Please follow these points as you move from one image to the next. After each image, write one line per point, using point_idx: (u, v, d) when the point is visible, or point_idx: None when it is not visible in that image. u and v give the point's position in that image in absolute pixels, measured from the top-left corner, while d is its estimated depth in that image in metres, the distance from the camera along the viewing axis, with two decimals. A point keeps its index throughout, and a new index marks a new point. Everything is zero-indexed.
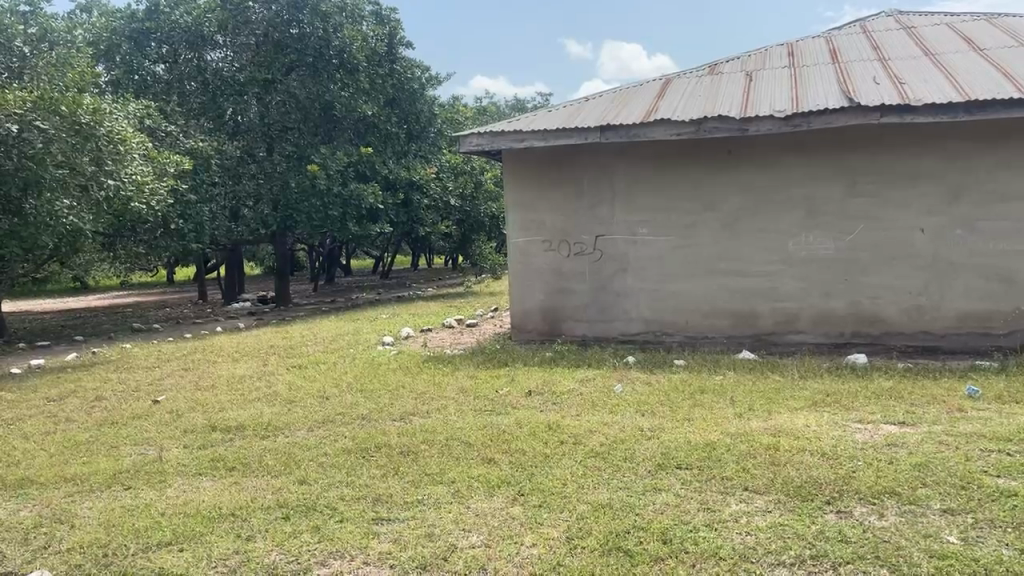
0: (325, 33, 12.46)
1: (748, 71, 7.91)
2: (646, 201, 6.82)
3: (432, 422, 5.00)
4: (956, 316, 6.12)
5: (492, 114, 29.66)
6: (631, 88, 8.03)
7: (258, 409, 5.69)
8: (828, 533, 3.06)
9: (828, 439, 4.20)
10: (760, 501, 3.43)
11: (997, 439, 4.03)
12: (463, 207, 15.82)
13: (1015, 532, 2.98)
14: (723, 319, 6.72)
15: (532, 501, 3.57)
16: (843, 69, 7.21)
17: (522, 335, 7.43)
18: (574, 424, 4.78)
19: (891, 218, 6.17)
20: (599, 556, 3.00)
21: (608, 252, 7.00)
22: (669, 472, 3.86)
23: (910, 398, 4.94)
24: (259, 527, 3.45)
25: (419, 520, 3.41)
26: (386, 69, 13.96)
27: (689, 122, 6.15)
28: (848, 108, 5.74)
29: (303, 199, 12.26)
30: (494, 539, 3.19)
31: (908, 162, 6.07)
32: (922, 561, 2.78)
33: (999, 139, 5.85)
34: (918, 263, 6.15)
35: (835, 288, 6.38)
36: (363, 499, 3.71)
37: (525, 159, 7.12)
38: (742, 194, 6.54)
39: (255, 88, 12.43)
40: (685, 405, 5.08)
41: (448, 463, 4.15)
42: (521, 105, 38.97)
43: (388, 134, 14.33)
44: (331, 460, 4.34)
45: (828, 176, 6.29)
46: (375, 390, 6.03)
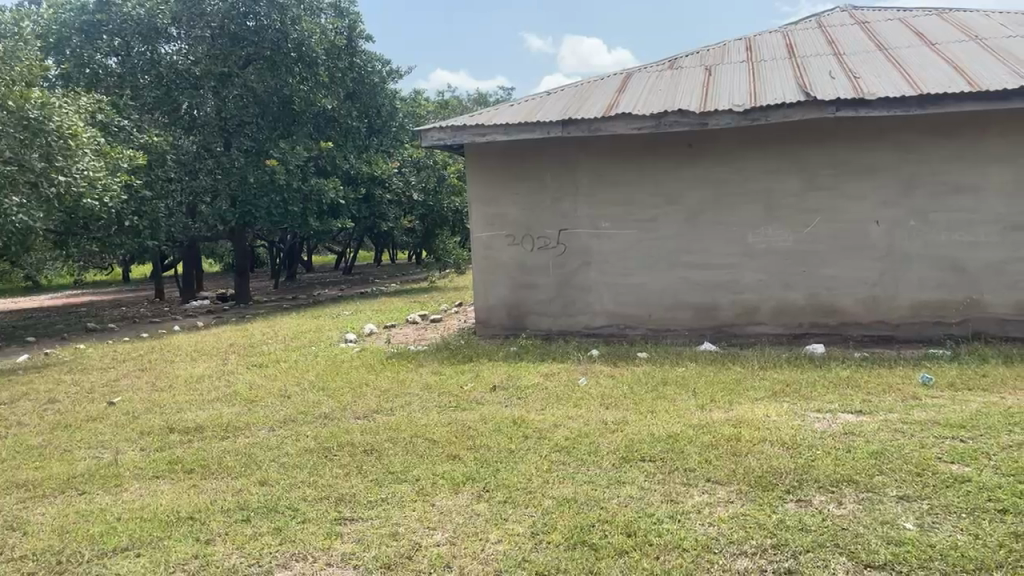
0: (283, 25, 12.24)
1: (707, 65, 7.97)
2: (608, 195, 6.83)
3: (395, 419, 4.95)
4: (910, 306, 6.24)
5: (454, 108, 29.61)
6: (593, 83, 8.03)
7: (216, 409, 5.57)
8: (788, 522, 3.08)
9: (787, 428, 4.26)
10: (722, 492, 3.46)
11: (950, 426, 4.11)
12: (425, 202, 16.07)
13: (969, 518, 3.04)
14: (684, 311, 6.77)
15: (498, 497, 3.55)
16: (800, 64, 7.29)
17: (486, 330, 7.40)
18: (539, 418, 4.77)
19: (848, 211, 6.27)
20: (564, 550, 2.99)
21: (572, 245, 6.99)
22: (633, 465, 3.86)
23: (868, 387, 5.02)
24: (220, 530, 3.37)
25: (383, 519, 3.37)
26: (346, 62, 13.78)
27: (649, 115, 6.17)
28: (805, 102, 5.80)
29: (262, 194, 12.12)
30: (459, 536, 3.16)
31: (864, 155, 6.16)
32: (880, 549, 2.82)
33: (951, 131, 5.96)
34: (874, 254, 6.26)
35: (794, 279, 6.46)
36: (326, 499, 3.65)
37: (487, 152, 7.07)
38: (703, 187, 6.58)
39: (211, 82, 12.09)
40: (648, 397, 5.11)
41: (412, 460, 4.11)
42: (483, 100, 39.03)
43: (348, 128, 14.15)
44: (293, 460, 4.26)
45: (786, 169, 6.36)
46: (337, 387, 5.96)
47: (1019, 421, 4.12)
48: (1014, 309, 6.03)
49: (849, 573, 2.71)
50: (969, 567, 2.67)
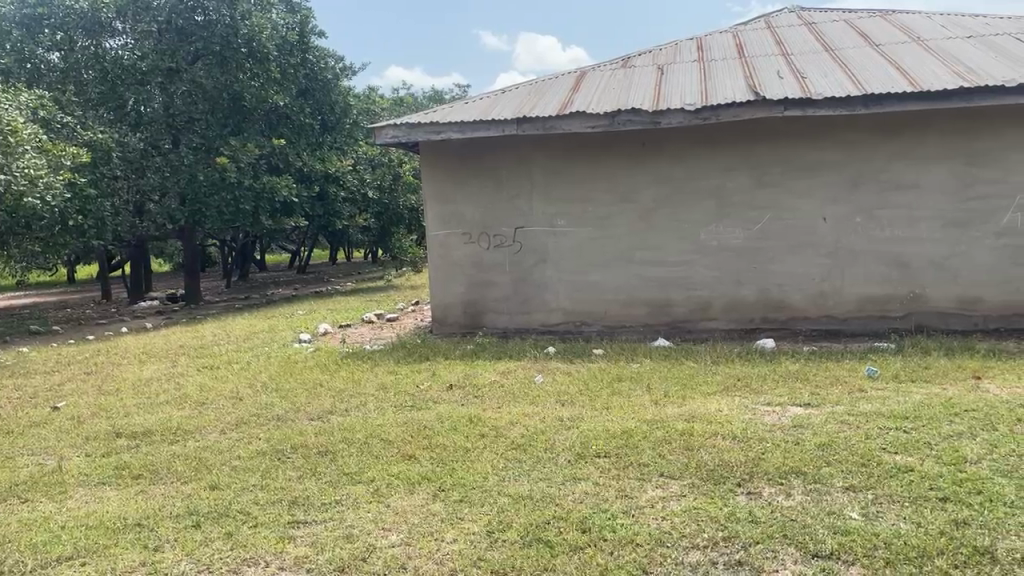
0: (232, 21, 12.05)
1: (659, 64, 8.06)
2: (564, 192, 6.86)
3: (350, 420, 4.91)
4: (856, 301, 6.41)
5: (409, 106, 29.48)
6: (547, 81, 8.05)
7: (166, 412, 5.46)
8: (739, 514, 3.15)
9: (739, 422, 4.34)
10: (675, 486, 3.52)
11: (893, 417, 4.24)
12: (382, 199, 16.20)
13: (912, 506, 3.13)
14: (639, 307, 6.85)
15: (453, 496, 3.54)
16: (750, 64, 7.42)
17: (443, 329, 7.39)
18: (495, 416, 4.78)
19: (796, 208, 6.41)
20: (520, 548, 3.00)
21: (528, 243, 7.02)
22: (588, 461, 3.90)
23: (816, 380, 5.14)
24: (168, 536, 3.31)
25: (337, 522, 3.34)
26: (297, 58, 13.60)
27: (603, 114, 6.21)
28: (754, 101, 5.90)
29: (213, 192, 11.82)
30: (414, 537, 3.15)
31: (811, 153, 6.30)
32: (827, 538, 2.90)
33: (895, 129, 6.12)
34: (821, 251, 6.41)
35: (745, 275, 6.59)
36: (278, 502, 3.61)
37: (442, 150, 7.04)
38: (656, 185, 6.66)
39: (159, 77, 11.71)
40: (604, 394, 5.16)
41: (367, 461, 4.08)
42: (439, 96, 38.92)
43: (301, 125, 13.98)
44: (245, 464, 4.19)
45: (737, 166, 6.47)
46: (291, 389, 5.89)
47: (959, 412, 4.27)
48: (954, 302, 6.24)
49: (796, 563, 2.78)
50: (910, 554, 2.75)
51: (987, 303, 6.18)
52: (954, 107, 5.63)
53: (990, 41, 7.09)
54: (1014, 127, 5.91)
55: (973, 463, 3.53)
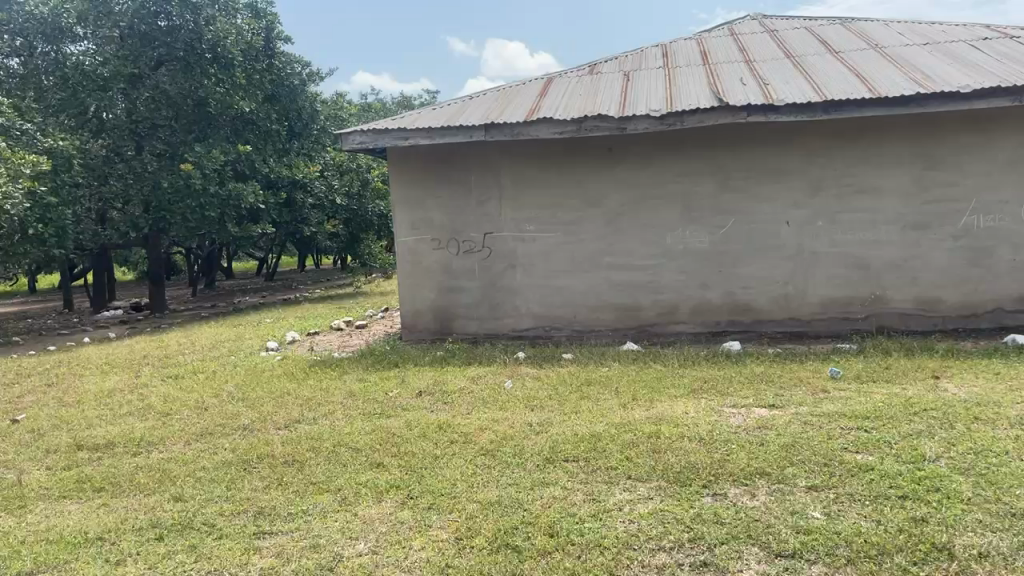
0: (197, 25, 11.93)
1: (626, 71, 8.15)
2: (532, 198, 6.90)
3: (317, 429, 4.88)
4: (819, 303, 6.54)
5: (377, 112, 29.45)
6: (514, 87, 8.09)
7: (128, 424, 5.38)
8: (705, 516, 3.20)
9: (705, 424, 4.40)
10: (642, 488, 3.55)
11: (855, 416, 4.33)
12: (349, 206, 15.95)
13: (871, 505, 3.20)
14: (607, 312, 6.91)
15: (421, 503, 3.54)
16: (714, 70, 7.52)
17: (413, 335, 7.38)
18: (465, 422, 4.79)
19: (760, 213, 6.52)
20: (488, 554, 3.01)
21: (497, 248, 7.04)
22: (557, 465, 3.92)
23: (781, 381, 5.23)
24: (131, 550, 3.27)
25: (304, 532, 3.32)
26: (263, 63, 13.50)
27: (570, 120, 6.25)
28: (718, 107, 5.98)
29: (177, 200, 11.58)
30: (382, 545, 3.15)
31: (774, 158, 6.42)
32: (790, 538, 2.95)
33: (855, 135, 6.26)
34: (785, 254, 6.52)
35: (710, 279, 6.68)
36: (243, 513, 3.57)
37: (410, 156, 7.04)
38: (623, 191, 6.72)
39: (121, 83, 11.44)
40: (573, 398, 5.19)
41: (334, 470, 4.06)
42: (407, 102, 38.96)
43: (268, 131, 13.88)
44: (210, 474, 4.15)
45: (702, 171, 6.56)
46: (258, 398, 5.83)
47: (918, 411, 4.37)
48: (914, 304, 6.39)
49: (760, 563, 2.83)
50: (870, 552, 2.81)
51: (946, 304, 6.33)
52: (911, 111, 5.77)
53: (945, 48, 7.27)
54: (969, 131, 6.07)
55: (931, 461, 3.62)
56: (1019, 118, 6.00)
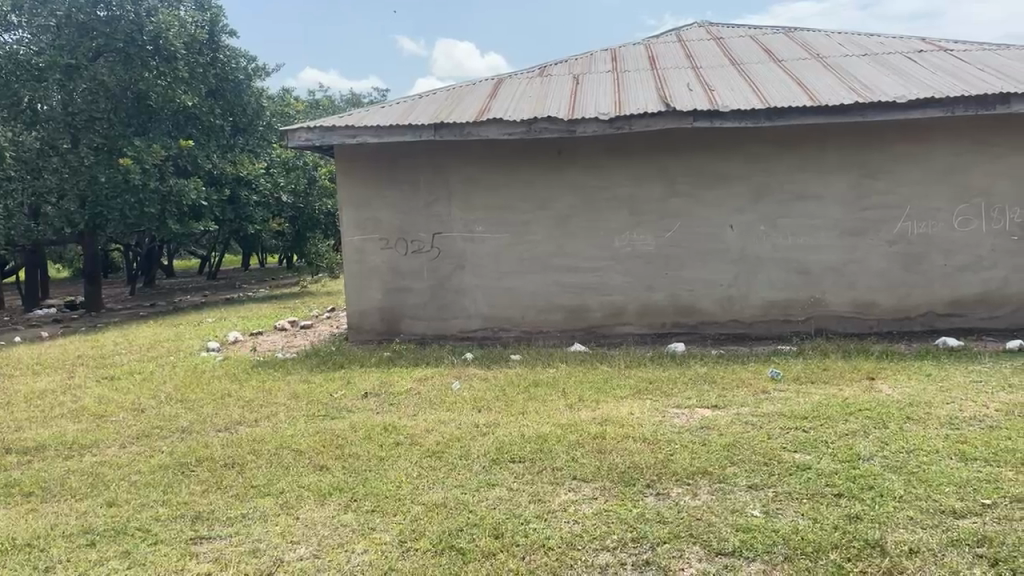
0: (137, 17, 11.59)
1: (576, 74, 8.20)
2: (481, 199, 6.88)
3: (259, 431, 4.77)
4: (761, 306, 6.67)
5: (326, 108, 29.01)
6: (463, 88, 8.05)
7: (59, 427, 5.18)
8: (648, 515, 3.22)
9: (649, 424, 4.45)
10: (587, 489, 3.57)
11: (794, 417, 4.43)
12: (295, 204, 15.96)
13: (808, 503, 3.27)
14: (555, 313, 6.94)
15: (365, 506, 3.49)
16: (661, 76, 7.62)
17: (359, 335, 7.29)
18: (411, 424, 4.74)
19: (705, 217, 6.62)
20: (431, 557, 2.98)
21: (446, 249, 7.00)
22: (503, 466, 3.91)
23: (723, 382, 5.32)
24: (60, 557, 3.15)
25: (243, 536, 3.24)
26: (207, 58, 13.19)
27: (520, 122, 6.25)
28: (665, 112, 6.06)
29: (115, 195, 11.23)
30: (324, 549, 3.09)
31: (719, 163, 6.53)
32: (730, 536, 3.00)
33: (797, 142, 6.41)
34: (728, 257, 6.64)
35: (656, 281, 6.76)
36: (180, 518, 3.47)
37: (358, 154, 6.94)
38: (572, 193, 6.75)
39: (57, 74, 11.04)
40: (520, 399, 5.20)
41: (276, 473, 3.98)
42: (356, 99, 38.54)
43: (211, 126, 13.56)
44: (145, 479, 4.02)
45: (649, 176, 6.63)
46: (197, 399, 5.68)
47: (854, 411, 4.49)
48: (851, 307, 6.57)
49: (701, 561, 2.86)
50: (807, 549, 2.87)
51: (881, 307, 6.53)
52: (850, 120, 5.93)
53: (883, 60, 7.50)
54: (904, 141, 6.27)
55: (865, 460, 3.72)
56: (950, 129, 6.21)
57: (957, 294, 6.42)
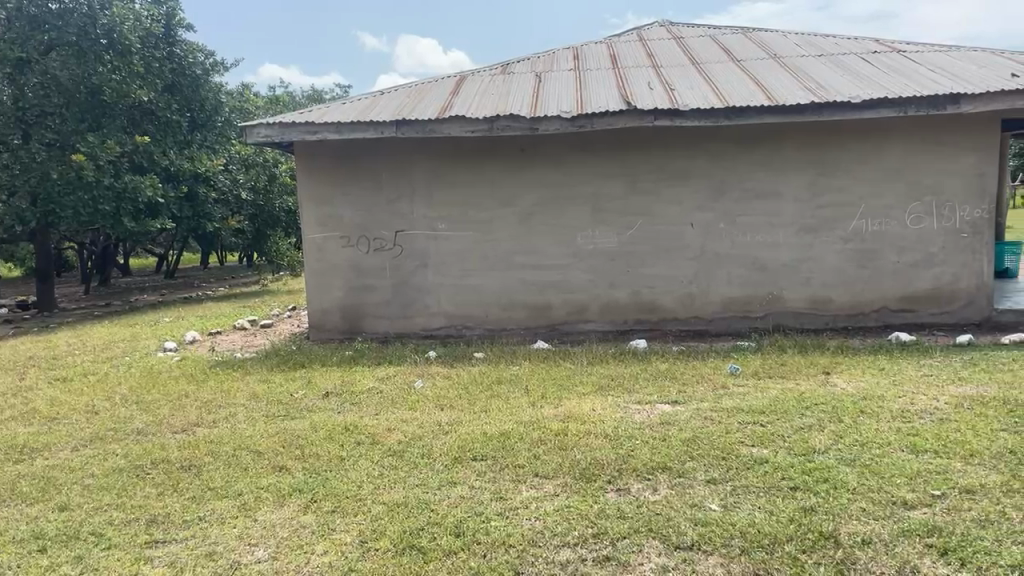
0: (91, 10, 11.29)
1: (537, 72, 8.22)
2: (443, 196, 6.85)
3: (217, 432, 4.69)
4: (721, 302, 6.76)
5: (286, 104, 28.64)
6: (425, 85, 8.01)
7: (9, 430, 5.04)
8: (608, 511, 3.24)
9: (611, 420, 4.48)
10: (549, 486, 3.58)
11: (752, 411, 4.50)
12: (255, 201, 15.74)
13: (765, 496, 3.33)
14: (517, 310, 6.96)
15: (325, 507, 3.46)
16: (622, 74, 7.67)
17: (321, 334, 7.22)
18: (372, 423, 4.71)
19: (666, 214, 6.68)
20: (392, 556, 2.97)
21: (409, 247, 6.97)
22: (464, 464, 3.91)
23: (683, 378, 5.39)
24: (10, 563, 3.07)
25: (199, 539, 3.19)
26: (163, 52, 12.96)
27: (482, 119, 6.24)
28: (627, 111, 6.09)
29: (68, 191, 10.96)
30: (282, 551, 3.06)
31: (680, 161, 6.59)
32: (688, 530, 3.04)
33: (756, 140, 6.50)
34: (688, 255, 6.72)
35: (618, 279, 6.81)
36: (135, 522, 3.41)
37: (319, 151, 6.86)
38: (534, 191, 6.77)
39: (6, 67, 10.77)
40: (482, 396, 5.20)
41: (234, 474, 3.93)
42: (318, 96, 38.12)
43: (168, 122, 13.25)
44: (97, 482, 3.93)
45: (611, 174, 6.67)
46: (153, 401, 5.57)
47: (809, 405, 4.58)
48: (808, 303, 6.69)
49: (660, 555, 2.89)
50: (763, 542, 2.92)
51: (837, 303, 6.66)
52: (806, 119, 6.03)
53: (838, 60, 7.64)
54: (859, 140, 6.40)
55: (820, 453, 3.79)
56: (903, 129, 6.35)
57: (909, 290, 6.58)
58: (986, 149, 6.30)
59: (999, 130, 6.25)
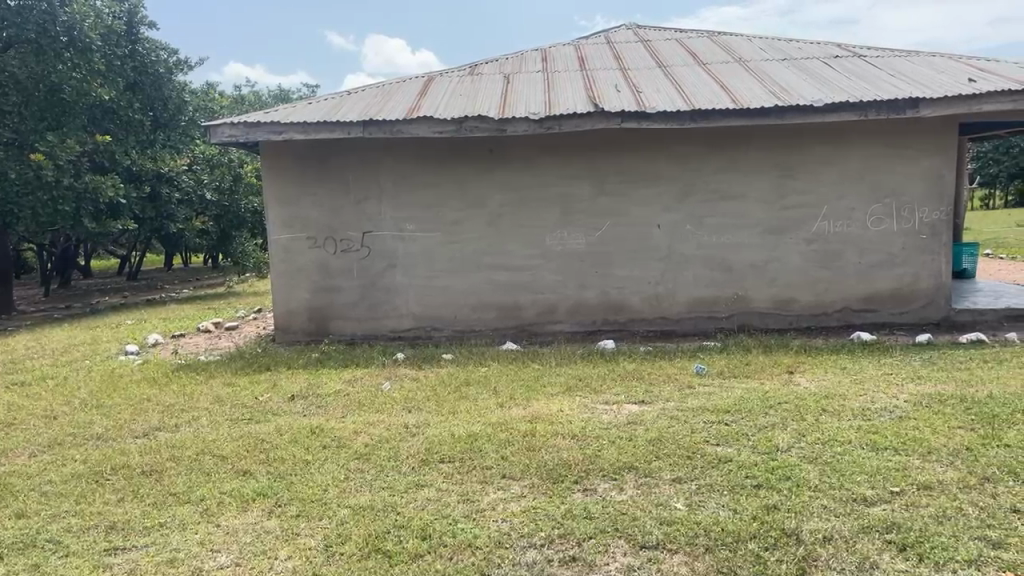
0: (50, 7, 10.98)
1: (506, 73, 8.22)
2: (411, 197, 6.82)
3: (180, 437, 4.62)
4: (688, 303, 6.82)
5: (252, 104, 28.26)
6: (393, 85, 7.97)
7: None
8: (574, 511, 3.25)
9: (579, 421, 4.50)
10: (517, 487, 3.58)
11: (718, 410, 4.54)
12: (220, 202, 15.50)
13: (730, 495, 3.36)
14: (486, 311, 6.95)
15: (290, 511, 3.42)
16: (590, 77, 7.70)
17: (287, 336, 7.14)
18: (339, 426, 4.67)
19: (633, 215, 6.73)
20: (357, 560, 2.94)
21: (376, 248, 6.92)
22: (432, 467, 3.89)
23: (651, 378, 5.42)
24: None
25: (160, 546, 3.13)
26: (125, 49, 12.72)
27: (450, 120, 6.21)
28: (594, 113, 6.12)
29: (26, 191, 10.70)
30: (245, 556, 3.01)
31: (647, 163, 6.64)
32: (654, 529, 3.06)
33: (721, 143, 6.57)
34: (656, 256, 6.77)
35: (587, 280, 6.84)
36: (95, 528, 3.34)
37: (286, 151, 6.78)
38: (502, 192, 6.77)
39: None
40: (450, 398, 5.18)
41: (197, 479, 3.86)
42: (285, 95, 37.69)
43: (130, 121, 13.01)
44: (56, 489, 3.84)
45: (579, 175, 6.70)
46: (113, 405, 5.47)
47: (773, 404, 4.64)
48: (773, 303, 6.78)
49: (626, 555, 2.91)
50: (726, 540, 2.95)
51: (800, 303, 6.75)
52: (770, 123, 6.11)
53: (802, 64, 7.74)
54: (822, 142, 6.50)
55: (783, 451, 3.85)
56: (865, 132, 6.47)
57: (870, 290, 6.70)
58: (944, 152, 6.44)
59: (956, 133, 6.39)
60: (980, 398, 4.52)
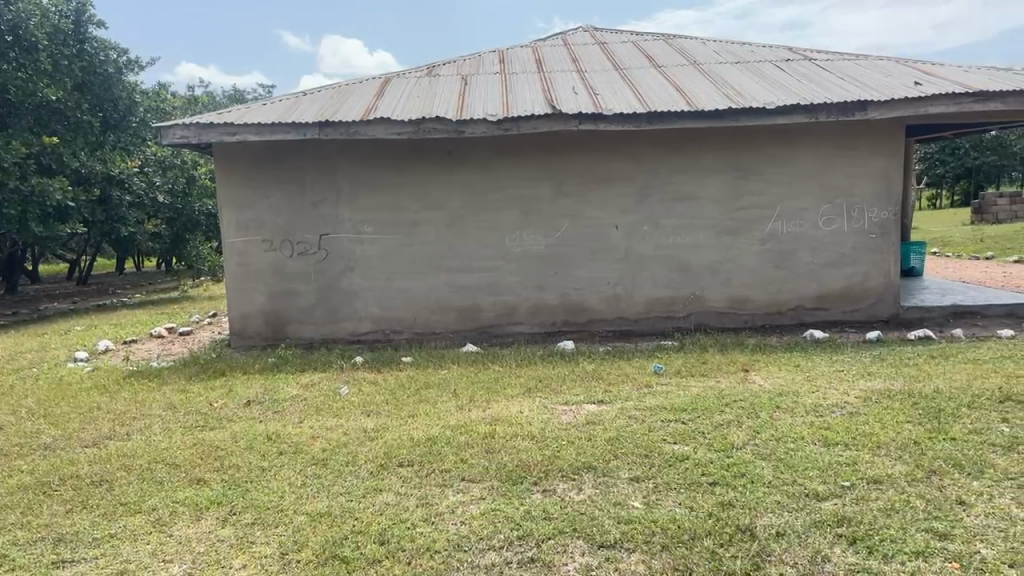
0: None
1: (463, 75, 8.21)
2: (368, 199, 6.77)
3: (131, 445, 4.51)
4: (646, 303, 6.89)
5: (205, 105, 27.73)
6: (349, 86, 7.91)
7: None
8: (533, 512, 3.26)
9: (537, 422, 4.50)
10: (475, 489, 3.57)
11: (675, 409, 4.60)
12: (173, 205, 15.19)
13: (687, 493, 3.40)
14: (445, 313, 6.93)
15: (244, 519, 3.36)
16: (547, 79, 7.73)
17: (243, 341, 7.02)
18: (296, 431, 4.61)
19: (592, 216, 6.77)
20: (313, 567, 2.91)
21: (334, 251, 6.85)
22: (390, 471, 3.87)
23: (609, 378, 5.46)
24: None
25: (110, 558, 3.06)
26: (72, 49, 12.41)
27: (407, 122, 6.19)
28: (552, 115, 6.14)
29: None
30: (199, 567, 2.96)
31: (604, 164, 6.69)
32: (611, 528, 3.08)
33: (677, 144, 6.65)
34: (614, 256, 6.82)
35: (546, 281, 6.87)
36: (41, 541, 3.24)
37: (239, 153, 6.67)
38: (461, 194, 6.75)
39: None
40: (409, 401, 5.15)
41: (149, 488, 3.77)
42: (239, 96, 37.07)
43: (78, 122, 12.68)
44: (1, 502, 3.72)
45: (537, 177, 6.72)
46: (62, 414, 5.31)
47: (728, 402, 4.71)
48: (729, 302, 6.88)
49: (584, 554, 2.92)
50: (683, 537, 2.98)
51: (755, 303, 6.87)
52: (724, 125, 6.20)
53: (755, 68, 7.88)
54: (774, 144, 6.62)
55: (738, 448, 3.91)
56: (816, 134, 6.60)
57: (823, 289, 6.84)
58: (891, 153, 6.61)
59: (903, 134, 6.57)
60: (927, 394, 4.64)
